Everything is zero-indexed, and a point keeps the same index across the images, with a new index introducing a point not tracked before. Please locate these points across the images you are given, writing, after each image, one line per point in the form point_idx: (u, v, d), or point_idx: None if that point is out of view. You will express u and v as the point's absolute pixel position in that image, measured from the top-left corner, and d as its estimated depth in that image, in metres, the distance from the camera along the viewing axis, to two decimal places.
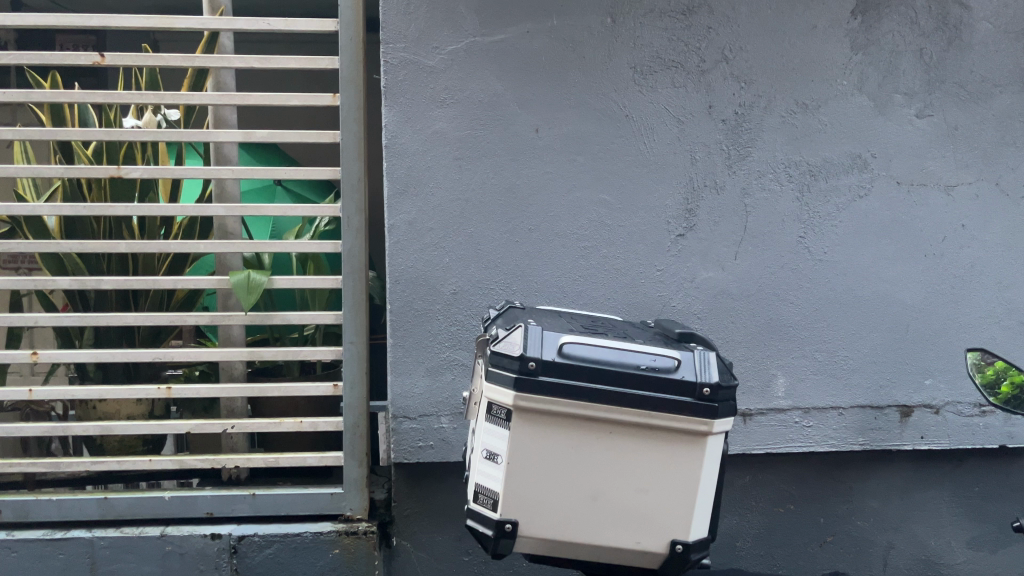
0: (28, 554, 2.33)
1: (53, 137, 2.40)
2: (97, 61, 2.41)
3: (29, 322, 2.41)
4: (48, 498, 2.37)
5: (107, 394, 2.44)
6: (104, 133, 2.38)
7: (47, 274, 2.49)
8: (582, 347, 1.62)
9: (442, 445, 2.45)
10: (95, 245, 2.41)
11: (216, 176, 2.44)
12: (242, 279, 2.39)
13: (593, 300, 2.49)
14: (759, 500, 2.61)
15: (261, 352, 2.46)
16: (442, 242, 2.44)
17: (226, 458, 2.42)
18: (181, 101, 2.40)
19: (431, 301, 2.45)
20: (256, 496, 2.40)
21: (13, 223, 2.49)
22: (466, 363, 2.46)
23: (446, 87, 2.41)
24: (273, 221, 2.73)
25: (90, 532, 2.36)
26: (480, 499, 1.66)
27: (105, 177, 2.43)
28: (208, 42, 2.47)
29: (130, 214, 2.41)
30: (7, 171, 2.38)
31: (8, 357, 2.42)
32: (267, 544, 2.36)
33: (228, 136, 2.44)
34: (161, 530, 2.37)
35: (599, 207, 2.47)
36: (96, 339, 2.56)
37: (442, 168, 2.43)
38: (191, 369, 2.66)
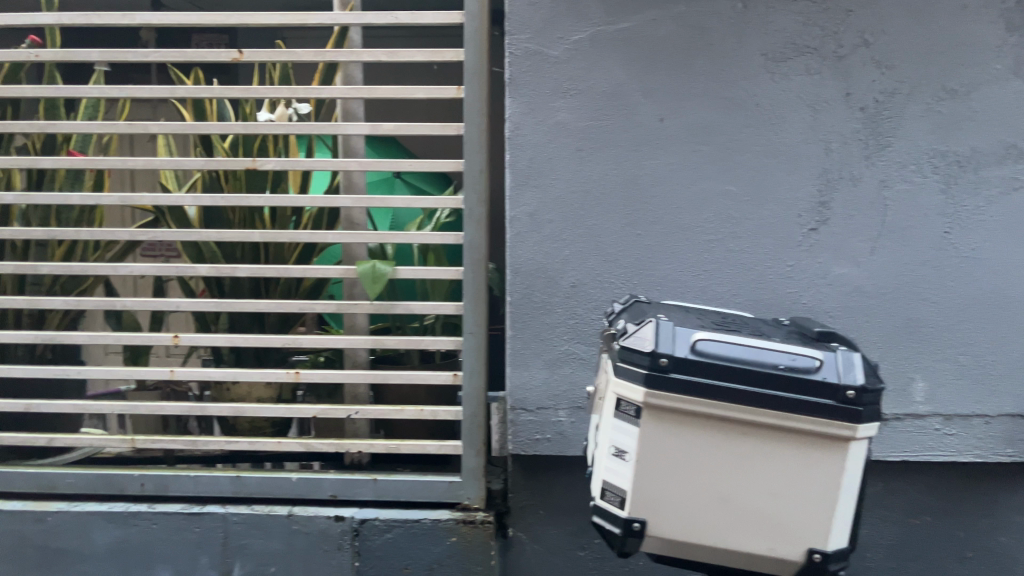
0: (165, 527, 2.44)
1: (194, 131, 2.52)
2: (236, 57, 2.54)
3: (171, 306, 2.54)
4: (186, 474, 2.48)
5: (240, 376, 2.55)
6: (242, 127, 2.49)
7: (187, 262, 2.62)
8: (715, 344, 1.57)
9: (559, 438, 2.43)
10: (231, 234, 2.52)
11: (344, 168, 2.52)
12: (368, 268, 2.48)
13: (719, 295, 2.42)
14: (892, 510, 2.47)
15: (384, 339, 2.53)
16: (562, 235, 2.42)
17: (350, 443, 2.50)
18: (311, 95, 2.49)
19: (551, 293, 2.43)
20: (377, 481, 2.46)
21: (158, 213, 2.63)
22: (585, 358, 2.43)
23: (569, 77, 2.38)
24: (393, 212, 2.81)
25: (224, 507, 2.46)
26: (607, 496, 1.64)
27: (241, 169, 2.53)
28: (337, 37, 2.54)
29: (263, 205, 2.52)
30: (153, 163, 2.52)
31: (151, 339, 2.56)
32: (388, 529, 2.42)
33: (356, 129, 2.50)
34: (289, 509, 2.45)
35: (725, 199, 2.39)
36: (230, 324, 2.68)
37: (564, 159, 2.40)
38: (317, 355, 2.72)
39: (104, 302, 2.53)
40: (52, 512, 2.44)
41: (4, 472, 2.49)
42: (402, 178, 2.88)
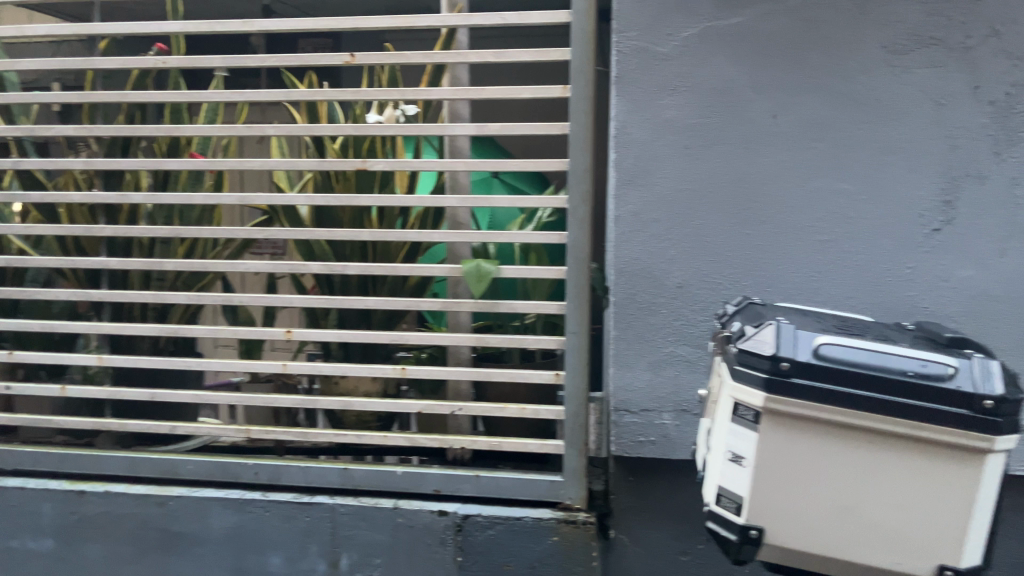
0: (278, 515, 2.52)
1: (308, 133, 2.60)
2: (348, 60, 2.61)
3: (284, 303, 2.63)
4: (297, 465, 2.56)
5: (348, 371, 2.62)
6: (354, 128, 2.56)
7: (299, 260, 2.72)
8: (839, 348, 1.52)
9: (663, 441, 2.41)
10: (342, 233, 2.59)
11: (450, 168, 2.55)
12: (473, 267, 2.50)
13: (832, 298, 2.34)
14: (1017, 526, 2.34)
15: (486, 338, 2.54)
16: (668, 234, 2.38)
17: (454, 439, 2.53)
18: (420, 96, 2.53)
19: (656, 294, 2.40)
20: (480, 478, 2.49)
21: (272, 212, 2.74)
22: (691, 359, 2.39)
23: (678, 74, 2.34)
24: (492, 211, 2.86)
25: (332, 498, 2.54)
26: (722, 501, 1.61)
27: (352, 169, 2.60)
28: (445, 38, 2.58)
29: (372, 204, 2.59)
30: (269, 164, 2.62)
31: (265, 334, 2.66)
32: (490, 525, 2.44)
33: (463, 129, 2.53)
34: (394, 502, 2.51)
35: (840, 197, 2.31)
36: (338, 321, 2.76)
37: (671, 157, 2.36)
38: (420, 352, 2.77)
39: (222, 298, 2.65)
40: (173, 497, 2.54)
41: (129, 458, 2.60)
42: (500, 177, 2.93)
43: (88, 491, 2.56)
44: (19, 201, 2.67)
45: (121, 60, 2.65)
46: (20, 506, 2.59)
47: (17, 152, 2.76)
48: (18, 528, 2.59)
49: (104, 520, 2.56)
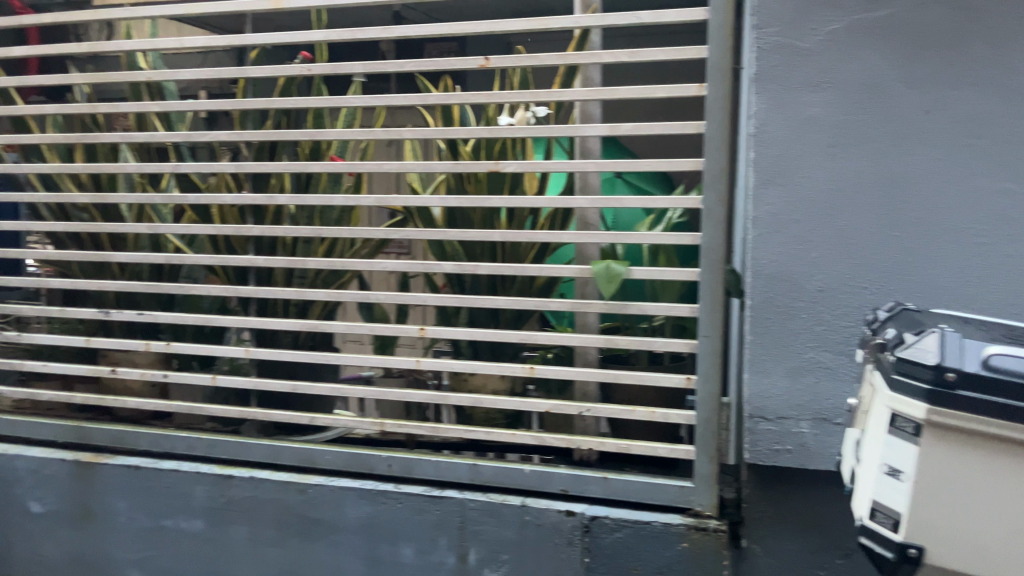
0: (410, 507, 2.59)
1: (443, 136, 2.67)
2: (483, 63, 2.65)
3: (418, 301, 2.71)
4: (429, 459, 2.63)
5: (479, 369, 2.67)
6: (487, 130, 2.60)
7: (432, 259, 2.80)
8: (1012, 359, 1.42)
9: (800, 450, 2.39)
10: (474, 233, 2.64)
11: (582, 169, 2.54)
12: (603, 267, 2.49)
13: (991, 305, 2.19)
14: None
15: (616, 339, 2.53)
16: (809, 236, 2.30)
17: (582, 440, 2.53)
18: (554, 97, 2.54)
19: (795, 298, 2.33)
20: (608, 480, 2.48)
21: (407, 213, 2.83)
22: (831, 367, 2.32)
23: (822, 69, 2.26)
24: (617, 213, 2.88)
25: (462, 493, 2.58)
26: (877, 516, 1.54)
27: (485, 171, 2.64)
28: (578, 40, 2.58)
29: (504, 205, 2.62)
30: (407, 167, 2.70)
31: (400, 331, 2.75)
32: (618, 528, 2.42)
33: (595, 130, 2.52)
34: (522, 500, 2.53)
35: (1001, 197, 2.17)
36: (469, 319, 2.82)
37: (813, 156, 2.28)
38: (546, 352, 2.80)
39: (360, 296, 2.75)
40: (313, 484, 2.66)
41: (273, 446, 2.74)
42: (624, 177, 2.93)
43: (235, 476, 2.71)
44: (178, 202, 2.86)
45: (270, 69, 2.80)
46: (172, 487, 2.75)
47: (175, 156, 2.95)
48: (171, 508, 2.76)
49: (250, 504, 2.71)
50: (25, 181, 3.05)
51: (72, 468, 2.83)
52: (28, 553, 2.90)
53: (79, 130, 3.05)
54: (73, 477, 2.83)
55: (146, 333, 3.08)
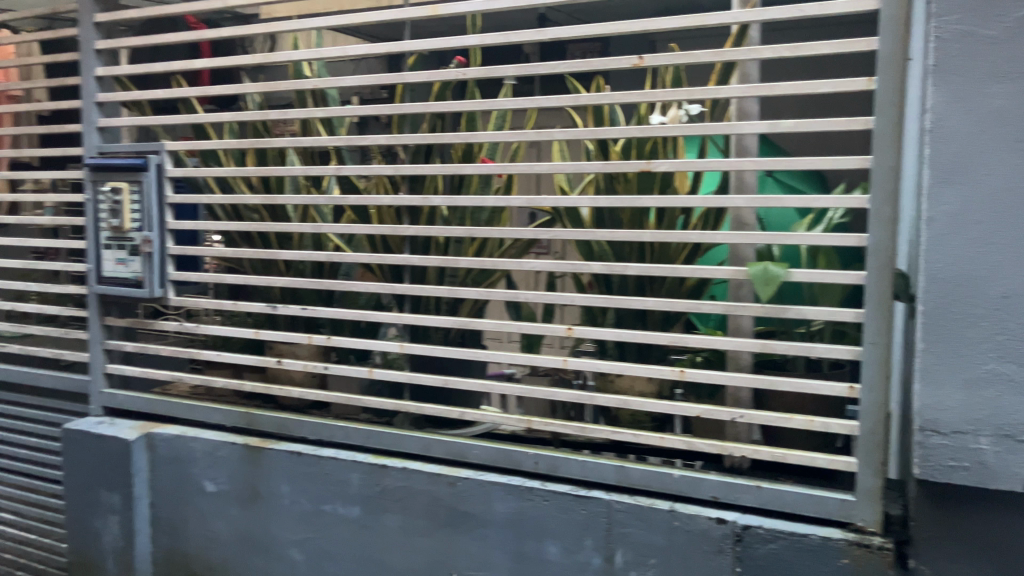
0: (556, 505, 2.61)
1: (594, 136, 2.66)
2: (637, 63, 2.63)
3: (566, 301, 2.71)
4: (575, 459, 2.64)
5: (626, 371, 2.64)
6: (640, 130, 2.57)
7: (580, 259, 2.81)
8: None
9: (979, 468, 2.14)
10: (623, 234, 2.61)
11: (738, 168, 2.46)
12: (760, 271, 2.40)
13: None
14: None
15: (773, 345, 2.42)
16: (992, 237, 2.14)
17: (734, 446, 2.46)
18: (710, 95, 2.48)
19: (974, 304, 2.16)
20: (762, 488, 2.40)
21: (555, 214, 2.85)
22: (1015, 379, 2.12)
23: (1011, 58, 2.09)
24: (767, 214, 2.82)
25: (608, 494, 2.58)
26: None
27: (636, 171, 2.61)
28: (737, 35, 2.53)
29: (655, 206, 2.58)
30: (559, 168, 2.72)
31: (547, 330, 2.76)
32: (772, 539, 2.34)
33: (753, 127, 2.44)
34: (671, 505, 2.49)
35: None
36: (616, 320, 2.82)
37: (999, 152, 2.12)
38: (695, 355, 2.75)
39: (509, 295, 2.79)
40: (462, 477, 2.73)
41: (424, 438, 2.84)
42: (775, 177, 2.86)
43: (389, 466, 2.82)
44: (339, 204, 3.01)
45: (426, 74, 2.89)
46: (332, 473, 2.90)
47: (338, 160, 3.12)
48: (330, 494, 2.91)
49: (402, 493, 2.81)
50: (205, 184, 3.30)
51: (243, 452, 3.03)
52: (203, 529, 3.13)
53: (251, 136, 3.28)
54: (243, 460, 3.04)
55: (308, 326, 3.26)
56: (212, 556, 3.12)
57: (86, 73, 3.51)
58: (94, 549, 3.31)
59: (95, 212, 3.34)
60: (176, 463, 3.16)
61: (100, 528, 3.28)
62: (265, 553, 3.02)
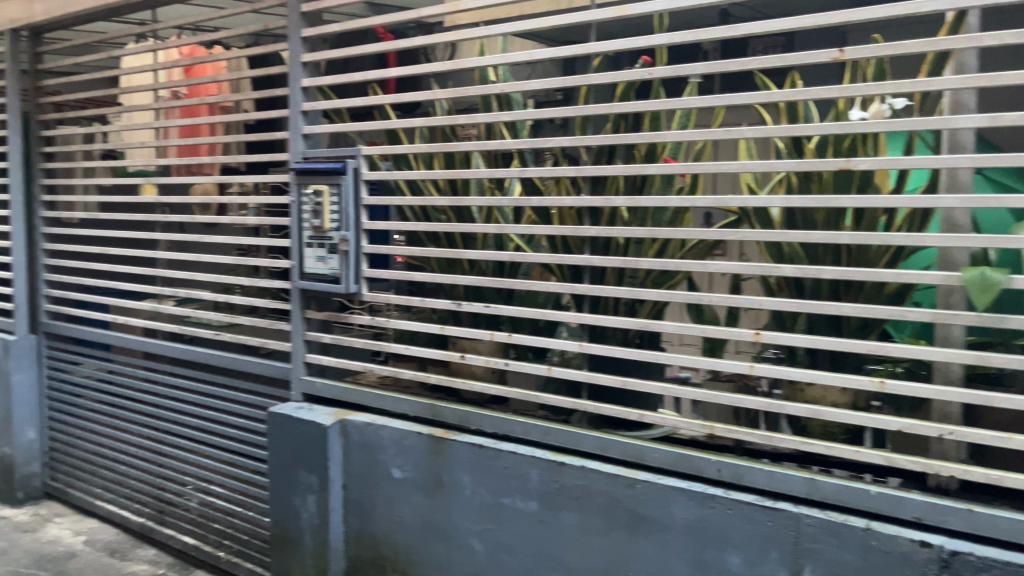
0: (740, 514, 2.53)
1: (788, 133, 2.55)
2: (837, 56, 2.50)
3: (754, 305, 2.62)
4: (761, 468, 2.55)
5: (819, 379, 2.51)
6: (839, 127, 2.44)
7: (768, 262, 2.72)
8: None
9: None
10: (820, 235, 2.49)
11: (953, 165, 2.28)
12: (977, 276, 2.20)
13: None
14: None
15: (990, 357, 2.22)
16: None
17: (942, 465, 2.29)
18: (920, 88, 2.32)
19: None
20: (974, 512, 2.21)
21: (742, 214, 2.77)
22: None
23: None
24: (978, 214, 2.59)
25: (797, 507, 2.47)
26: None
27: (834, 169, 2.48)
28: (953, 22, 2.39)
29: (854, 206, 2.44)
30: (748, 167, 2.62)
31: (733, 334, 2.66)
32: (985, 568, 2.16)
33: (971, 121, 2.25)
34: (867, 522, 2.35)
35: None
36: (807, 325, 2.74)
37: None
38: (895, 366, 2.61)
39: (692, 297, 2.72)
40: (641, 480, 2.70)
41: (603, 438, 2.84)
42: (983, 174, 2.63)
43: (567, 464, 2.85)
44: (523, 205, 3.08)
45: (612, 75, 2.90)
46: (512, 468, 2.97)
47: (521, 162, 3.20)
48: (510, 487, 2.98)
49: (581, 491, 2.83)
50: (396, 187, 3.49)
51: (428, 442, 3.17)
52: (390, 513, 3.31)
53: (440, 140, 3.42)
54: (428, 450, 3.18)
55: (489, 323, 3.38)
56: (398, 539, 3.29)
57: (294, 84, 3.80)
58: (293, 525, 3.58)
59: (299, 212, 3.62)
60: (367, 449, 3.36)
61: (298, 506, 3.54)
62: (448, 541, 3.15)
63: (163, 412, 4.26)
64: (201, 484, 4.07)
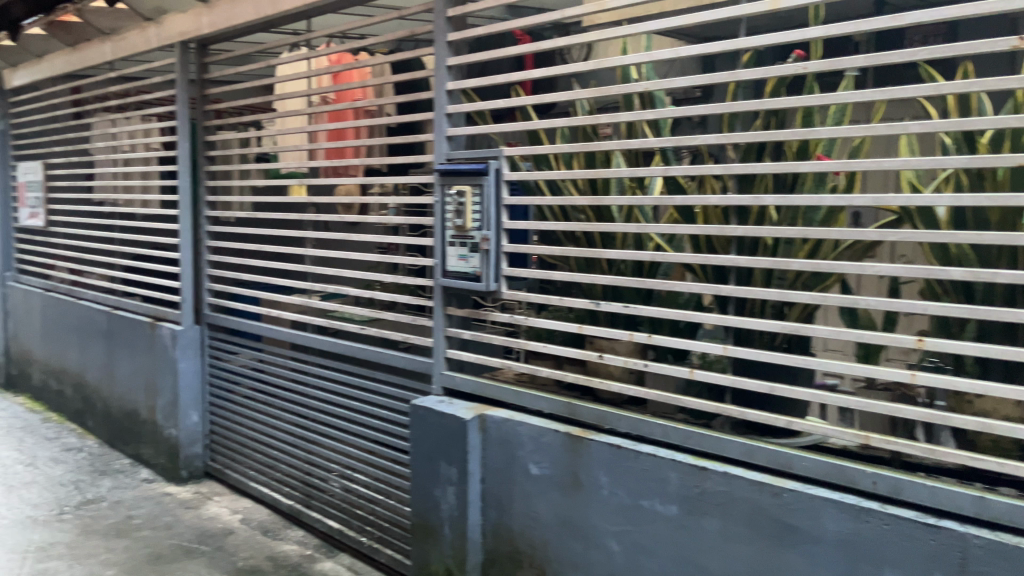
0: (898, 530, 2.40)
1: (959, 128, 2.38)
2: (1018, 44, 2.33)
3: (917, 310, 2.46)
4: (923, 482, 2.41)
5: (991, 392, 2.33)
6: (1019, 120, 2.26)
7: (933, 263, 2.58)
8: None
9: None
10: (993, 237, 2.29)
11: None
12: None
13: None
14: None
15: None
16: None
17: None
18: None
19: None
20: None
21: (903, 213, 2.63)
22: None
23: None
24: None
25: (963, 526, 2.31)
26: None
27: (1012, 165, 2.28)
28: None
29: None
30: (912, 164, 2.47)
31: (891, 340, 2.52)
32: None
33: None
34: None
35: None
36: (977, 332, 2.58)
37: None
38: None
39: (848, 300, 2.59)
40: (789, 489, 2.61)
41: (748, 444, 2.77)
42: None
43: (709, 469, 2.79)
44: (665, 204, 3.02)
45: (762, 70, 2.80)
46: (652, 470, 2.94)
47: (664, 161, 3.16)
48: (649, 490, 2.95)
49: (723, 498, 2.76)
50: (536, 187, 3.53)
51: (566, 440, 3.19)
52: (527, 509, 3.35)
53: (581, 140, 3.44)
54: (566, 449, 3.20)
55: (628, 323, 3.38)
56: (535, 535, 3.33)
57: (439, 88, 3.92)
58: (433, 515, 3.69)
59: (442, 212, 3.72)
60: (505, 444, 3.42)
61: (439, 497, 3.65)
62: (584, 540, 3.15)
63: (311, 401, 4.49)
64: (346, 471, 4.27)
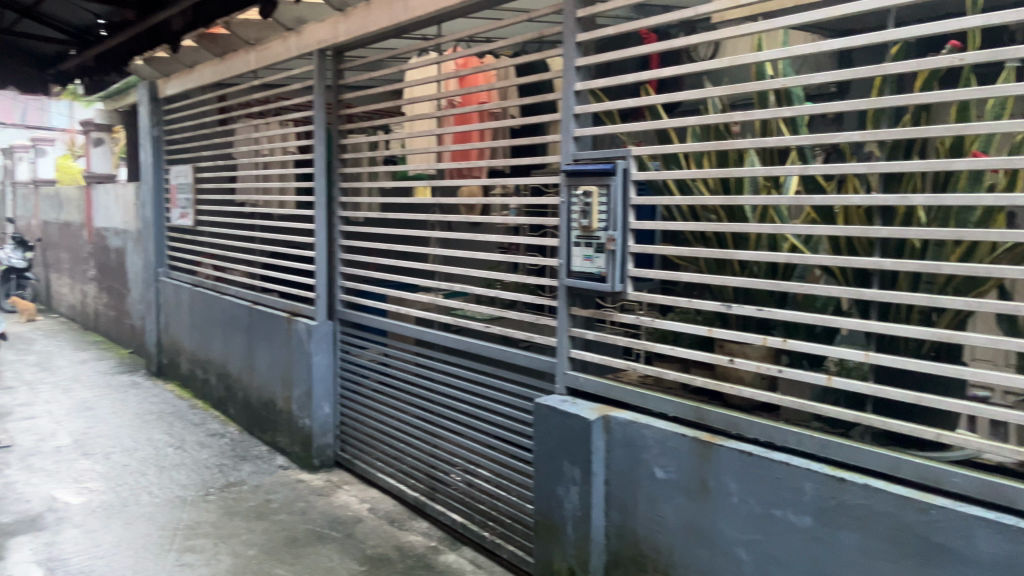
0: None
1: None
2: None
3: None
4: None
5: None
6: None
7: None
8: None
9: None
10: None
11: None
12: None
13: None
14: None
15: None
16: None
17: None
18: None
19: None
20: None
21: None
22: None
23: None
24: None
25: None
26: None
27: None
28: None
29: None
30: None
31: None
32: None
33: None
34: None
35: None
36: None
37: None
38: None
39: (1008, 306, 2.39)
40: (937, 505, 2.45)
41: (892, 457, 2.62)
42: None
43: (849, 480, 2.67)
44: (803, 204, 2.91)
45: (914, 62, 2.63)
46: (785, 479, 2.84)
47: (802, 159, 3.05)
48: (783, 499, 2.86)
49: (864, 511, 2.63)
50: (665, 187, 3.49)
51: (694, 445, 3.13)
52: (653, 512, 3.31)
53: (713, 138, 3.36)
54: (693, 453, 3.14)
55: (760, 328, 3.28)
56: (660, 540, 3.29)
57: (566, 88, 3.93)
58: (556, 513, 3.71)
59: (568, 213, 3.73)
60: (630, 446, 3.39)
61: (562, 496, 3.67)
62: (712, 546, 3.09)
63: (436, 396, 4.61)
64: (470, 466, 4.36)
